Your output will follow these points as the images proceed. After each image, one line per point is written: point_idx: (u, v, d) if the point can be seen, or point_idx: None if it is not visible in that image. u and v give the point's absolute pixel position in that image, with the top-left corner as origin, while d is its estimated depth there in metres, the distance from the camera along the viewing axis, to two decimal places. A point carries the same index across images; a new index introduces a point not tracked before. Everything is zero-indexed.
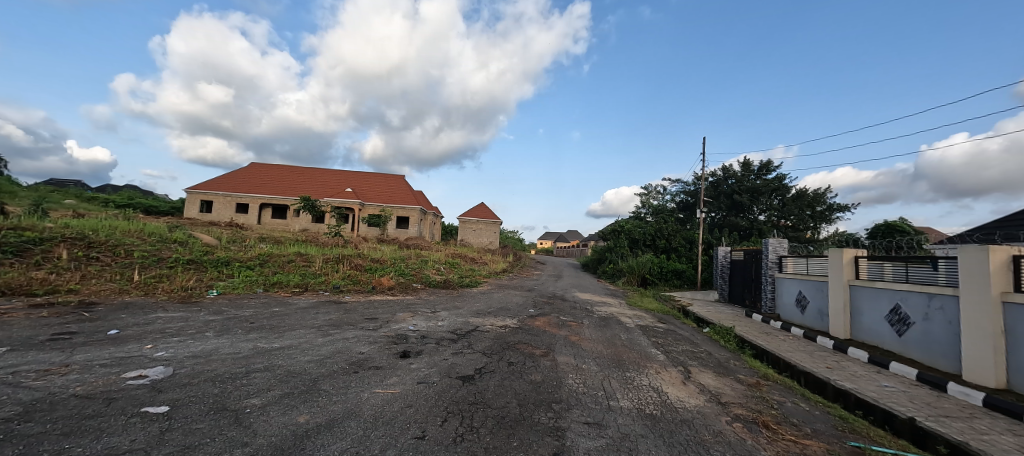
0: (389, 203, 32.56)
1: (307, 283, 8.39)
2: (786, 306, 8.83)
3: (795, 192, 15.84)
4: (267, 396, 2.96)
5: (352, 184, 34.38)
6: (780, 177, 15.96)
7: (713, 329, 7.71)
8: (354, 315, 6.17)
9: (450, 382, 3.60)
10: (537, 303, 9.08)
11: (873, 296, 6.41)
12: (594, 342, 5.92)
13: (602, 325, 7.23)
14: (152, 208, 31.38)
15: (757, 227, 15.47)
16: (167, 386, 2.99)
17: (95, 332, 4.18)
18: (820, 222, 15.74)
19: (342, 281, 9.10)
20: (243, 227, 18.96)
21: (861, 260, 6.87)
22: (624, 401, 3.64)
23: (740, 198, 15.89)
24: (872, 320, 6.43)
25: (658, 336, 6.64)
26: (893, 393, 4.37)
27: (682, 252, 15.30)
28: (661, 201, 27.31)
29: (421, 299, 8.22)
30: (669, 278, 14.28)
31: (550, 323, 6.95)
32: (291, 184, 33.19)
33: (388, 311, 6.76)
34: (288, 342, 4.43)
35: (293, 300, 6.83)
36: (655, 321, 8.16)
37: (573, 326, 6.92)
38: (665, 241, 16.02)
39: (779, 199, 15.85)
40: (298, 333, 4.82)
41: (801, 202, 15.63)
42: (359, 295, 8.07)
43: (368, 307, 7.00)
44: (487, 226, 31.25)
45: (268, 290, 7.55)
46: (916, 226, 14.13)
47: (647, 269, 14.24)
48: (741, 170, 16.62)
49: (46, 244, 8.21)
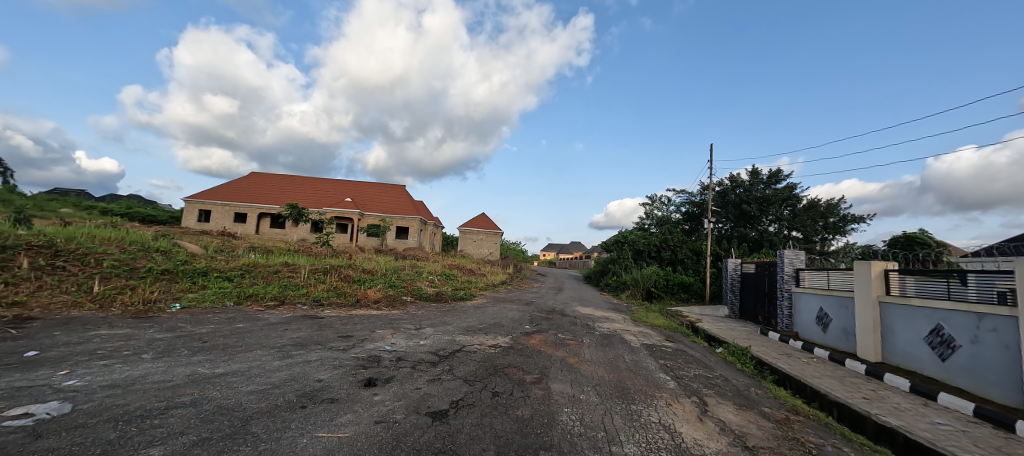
0: (388, 212, 32.13)
1: (286, 296, 7.77)
2: (805, 324, 8.09)
3: (807, 202, 15.14)
4: (173, 444, 2.32)
5: (352, 193, 33.99)
6: (791, 186, 15.22)
7: (727, 349, 6.99)
8: (326, 332, 5.53)
9: (417, 420, 2.95)
10: (534, 318, 8.39)
11: (909, 314, 5.71)
12: (594, 364, 5.23)
13: (604, 344, 6.52)
14: (149, 217, 31.17)
15: (767, 238, 14.61)
16: (50, 430, 2.37)
17: (8, 355, 3.58)
18: (833, 233, 15.02)
19: (325, 293, 8.47)
20: (235, 235, 18.47)
21: (892, 274, 6.18)
22: (630, 446, 2.97)
23: (749, 207, 15.13)
24: (908, 342, 5.70)
25: (667, 358, 5.95)
26: (952, 434, 3.66)
27: (689, 264, 14.57)
28: (666, 212, 26.65)
29: (407, 314, 7.57)
30: (675, 291, 13.42)
31: (546, 342, 6.27)
32: (291, 193, 32.90)
33: (367, 327, 6.09)
34: (236, 366, 3.79)
35: (263, 315, 6.20)
36: (663, 340, 7.44)
37: (572, 345, 6.22)
38: (670, 253, 15.42)
39: (789, 209, 15.13)
40: (253, 355, 4.19)
41: (812, 212, 14.94)
42: (340, 309, 7.43)
43: (347, 322, 6.34)
44: (487, 236, 30.68)
45: (240, 303, 6.94)
46: (937, 239, 13.37)
47: (652, 281, 13.59)
48: (750, 178, 15.89)
49: (8, 252, 7.70)
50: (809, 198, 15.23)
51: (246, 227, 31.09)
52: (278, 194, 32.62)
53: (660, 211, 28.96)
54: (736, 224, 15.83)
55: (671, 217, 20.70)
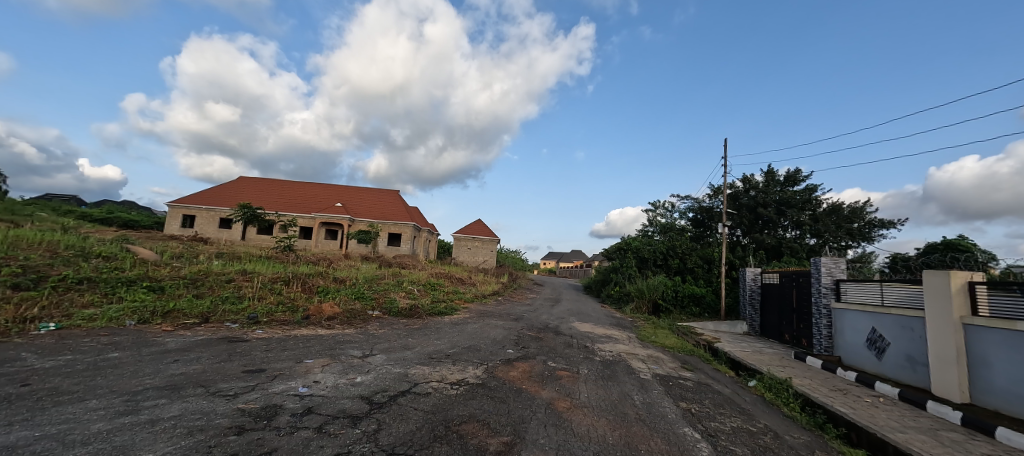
0: (380, 218, 30.81)
1: (216, 312, 6.34)
2: (852, 347, 6.61)
3: (828, 206, 13.74)
4: None
5: (343, 198, 32.72)
6: (811, 188, 13.85)
7: (763, 383, 5.48)
8: (232, 365, 4.09)
9: None
10: (520, 338, 6.94)
11: (1014, 343, 4.25)
12: (591, 412, 3.77)
13: (606, 377, 5.06)
14: (131, 223, 29.91)
15: (787, 244, 13.14)
16: None
17: None
18: (858, 240, 13.54)
19: (270, 308, 7.05)
20: (206, 241, 17.09)
21: (981, 288, 4.73)
22: None
23: (766, 211, 13.72)
24: (1013, 381, 4.23)
25: (691, 399, 4.47)
26: None
27: (699, 273, 13.08)
28: (670, 219, 25.31)
29: (363, 334, 6.14)
30: (685, 305, 11.93)
31: (531, 375, 4.83)
32: (279, 198, 31.62)
33: (297, 356, 4.66)
34: (13, 437, 2.35)
35: (163, 340, 4.76)
36: (680, 369, 5.95)
37: (564, 379, 4.77)
38: (678, 261, 14.10)
39: (810, 213, 13.71)
40: (73, 412, 2.75)
41: (835, 217, 13.53)
42: (279, 328, 6.00)
43: (274, 348, 4.91)
44: (483, 244, 29.29)
45: (148, 321, 5.52)
46: (981, 248, 11.86)
47: (659, 293, 12.16)
48: (765, 180, 14.53)
49: None
50: (831, 201, 13.84)
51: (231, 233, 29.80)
52: (266, 199, 31.37)
53: (663, 218, 27.55)
54: (750, 230, 14.37)
55: (676, 225, 19.22)
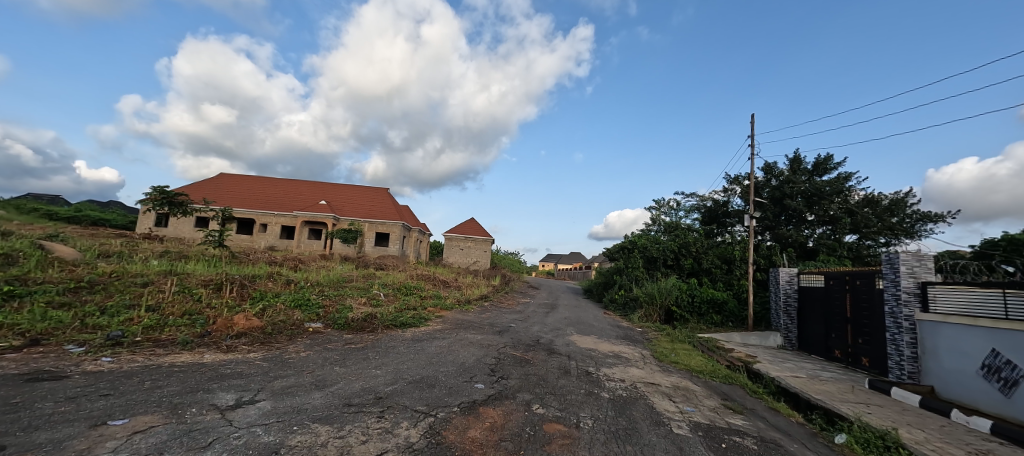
0: (366, 217, 28.95)
1: (66, 330, 4.48)
2: (957, 377, 4.79)
3: (864, 198, 11.93)
4: None
5: (328, 196, 30.86)
6: (844, 177, 12.04)
7: (857, 436, 3.64)
8: None
9: None
10: (500, 363, 5.10)
11: None
12: None
13: (625, 437, 3.19)
14: (102, 222, 28.03)
15: (820, 241, 11.29)
16: None
17: None
18: (901, 236, 11.67)
19: (161, 322, 5.20)
20: (159, 239, 15.18)
21: None
22: None
23: (793, 202, 11.91)
24: None
25: None
26: None
27: (718, 275, 11.28)
28: (676, 217, 23.53)
29: (271, 361, 4.29)
30: (703, 312, 10.12)
31: (501, 439, 2.95)
32: (259, 195, 29.70)
33: (111, 410, 2.80)
34: None
35: None
36: (726, 412, 4.11)
37: (556, 446, 2.89)
38: (691, 261, 12.33)
39: (843, 205, 11.89)
40: None
41: (872, 210, 11.74)
42: (147, 353, 4.15)
43: (89, 393, 3.05)
44: (476, 244, 27.45)
45: None
46: None
47: (673, 298, 10.37)
48: (790, 168, 12.71)
49: None
50: (867, 192, 12.03)
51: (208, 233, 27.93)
52: (245, 197, 29.46)
53: (666, 217, 25.82)
54: (774, 226, 12.56)
55: (684, 223, 17.43)
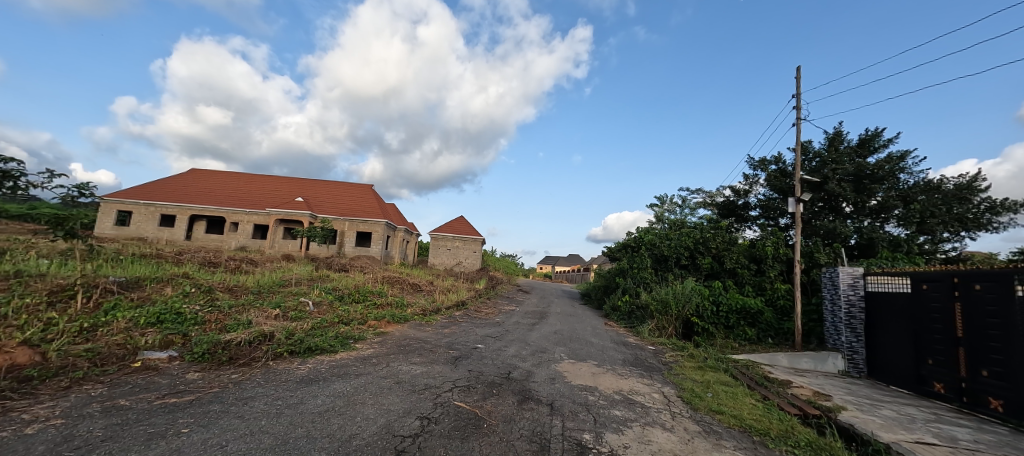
0: (346, 215, 26.70)
1: None
2: None
3: (920, 183, 9.78)
4: None
5: (306, 192, 28.61)
6: (897, 156, 9.89)
7: None
8: None
9: None
10: (424, 434, 2.86)
11: None
12: None
13: None
14: None
15: (871, 234, 9.13)
16: None
17: None
18: (968, 229, 9.47)
19: None
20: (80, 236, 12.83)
21: None
22: None
23: (835, 187, 9.76)
24: None
25: None
26: None
27: (746, 277, 9.06)
28: (682, 214, 21.37)
29: None
30: (732, 324, 7.91)
31: None
32: (230, 192, 27.39)
33: None
34: None
35: None
36: None
37: None
38: (711, 259, 10.14)
39: (895, 191, 9.74)
40: None
41: (931, 197, 9.58)
42: None
43: None
44: (464, 244, 25.20)
45: None
46: None
47: (694, 306, 8.15)
48: (830, 146, 10.55)
49: None
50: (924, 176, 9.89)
51: (172, 232, 25.51)
52: (215, 194, 27.12)
53: (672, 214, 23.62)
54: (809, 218, 10.43)
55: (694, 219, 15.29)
